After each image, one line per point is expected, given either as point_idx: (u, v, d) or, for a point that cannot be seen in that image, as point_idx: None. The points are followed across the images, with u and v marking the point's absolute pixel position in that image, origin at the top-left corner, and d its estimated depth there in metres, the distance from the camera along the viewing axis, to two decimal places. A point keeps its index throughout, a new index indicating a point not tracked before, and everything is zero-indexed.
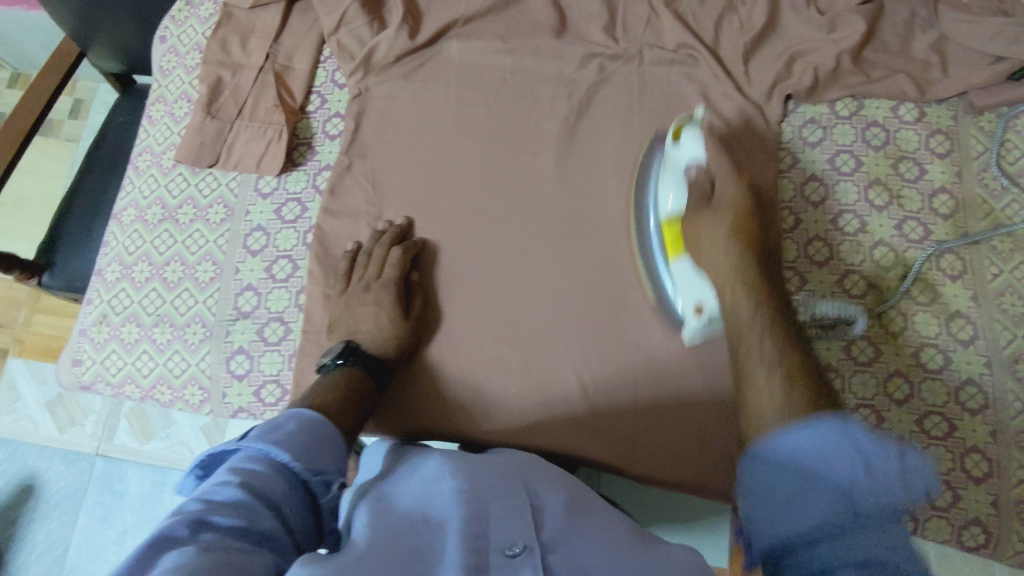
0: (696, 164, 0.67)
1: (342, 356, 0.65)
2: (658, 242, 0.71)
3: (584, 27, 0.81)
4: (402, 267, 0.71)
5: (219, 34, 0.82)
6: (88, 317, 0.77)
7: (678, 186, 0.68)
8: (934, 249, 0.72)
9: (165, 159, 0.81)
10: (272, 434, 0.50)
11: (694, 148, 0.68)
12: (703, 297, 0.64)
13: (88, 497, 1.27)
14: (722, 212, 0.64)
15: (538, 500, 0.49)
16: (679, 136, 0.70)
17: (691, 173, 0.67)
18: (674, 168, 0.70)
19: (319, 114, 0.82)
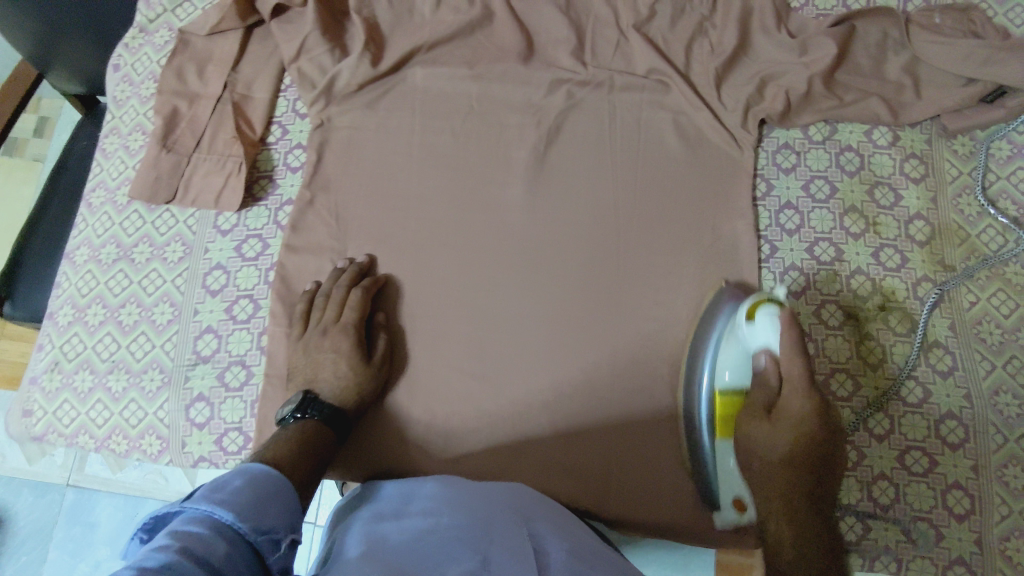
0: (769, 356, 0.61)
1: (300, 409, 0.62)
2: (705, 410, 0.66)
3: (551, 52, 0.79)
4: (362, 309, 0.69)
5: (174, 64, 0.79)
6: (39, 364, 0.73)
7: (740, 366, 0.65)
8: (939, 291, 0.70)
9: (120, 195, 0.78)
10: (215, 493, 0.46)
11: (769, 344, 0.61)
12: (741, 494, 0.64)
13: (58, 530, 1.23)
14: (782, 430, 0.59)
15: (541, 545, 0.48)
16: (754, 315, 0.63)
17: (759, 363, 0.62)
18: (743, 347, 0.64)
19: (280, 145, 0.79)
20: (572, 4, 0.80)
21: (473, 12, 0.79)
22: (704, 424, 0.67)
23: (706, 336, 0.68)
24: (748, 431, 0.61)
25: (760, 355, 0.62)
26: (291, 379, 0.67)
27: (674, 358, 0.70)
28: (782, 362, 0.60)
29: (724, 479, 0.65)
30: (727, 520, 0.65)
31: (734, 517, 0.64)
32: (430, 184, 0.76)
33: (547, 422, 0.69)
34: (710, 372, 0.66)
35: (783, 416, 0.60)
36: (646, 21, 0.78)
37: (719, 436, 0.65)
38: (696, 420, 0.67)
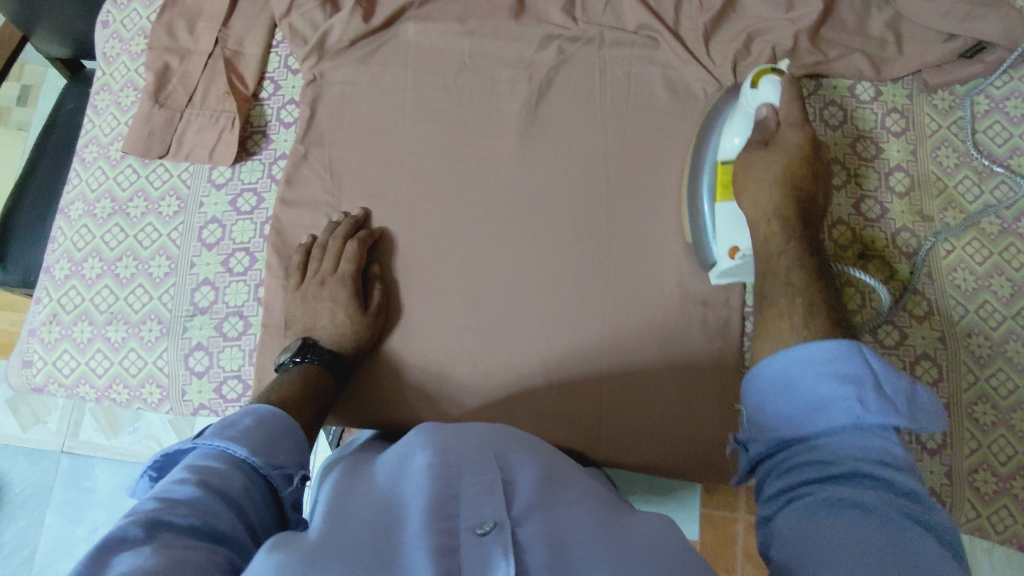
0: (771, 107, 0.65)
1: (299, 354, 0.64)
2: (708, 182, 0.70)
3: (543, 8, 0.80)
4: (359, 260, 0.70)
5: (164, 19, 0.79)
6: (37, 316, 0.74)
7: (744, 127, 0.67)
8: (933, 241, 0.72)
9: (113, 150, 0.78)
10: (227, 432, 0.47)
11: (769, 100, 0.65)
12: (739, 241, 0.65)
13: (56, 494, 1.25)
14: (777, 153, 0.64)
15: (510, 473, 0.46)
16: (757, 79, 0.67)
17: (760, 114, 0.66)
18: (743, 111, 0.68)
19: (273, 101, 0.79)
20: None
21: None
22: (705, 196, 0.70)
23: (709, 134, 0.72)
24: (743, 163, 0.65)
25: (760, 110, 0.66)
26: (290, 326, 0.69)
27: (662, 307, 0.72)
28: (784, 119, 0.65)
29: (721, 236, 0.67)
30: (725, 272, 0.67)
31: (731, 263, 0.66)
32: (424, 138, 0.77)
33: (539, 369, 0.71)
34: (713, 149, 0.70)
35: (779, 142, 0.65)
36: None
37: (719, 199, 0.68)
38: (698, 193, 0.71)
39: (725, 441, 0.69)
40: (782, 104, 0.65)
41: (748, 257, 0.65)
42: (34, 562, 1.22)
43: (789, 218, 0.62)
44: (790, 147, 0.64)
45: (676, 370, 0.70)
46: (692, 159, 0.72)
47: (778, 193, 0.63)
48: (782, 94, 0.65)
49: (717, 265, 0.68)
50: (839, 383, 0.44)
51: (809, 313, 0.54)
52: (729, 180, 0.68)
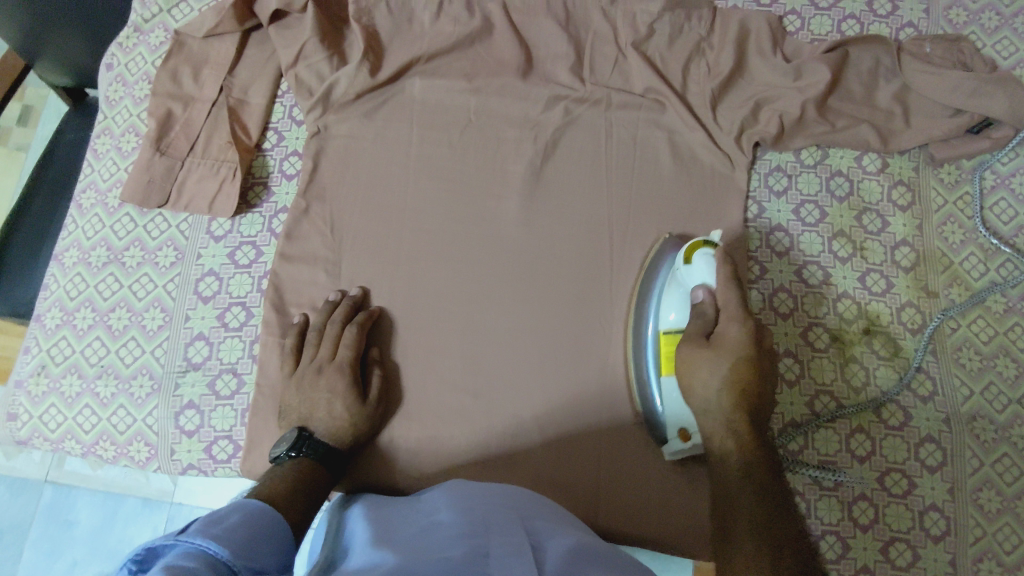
0: (707, 290, 0.63)
1: (295, 448, 0.62)
2: (652, 352, 0.68)
3: (551, 67, 0.80)
4: (357, 346, 0.68)
5: (169, 66, 0.78)
6: (25, 367, 0.72)
7: (682, 304, 0.66)
8: (941, 318, 0.72)
9: (111, 197, 0.77)
10: (213, 526, 0.47)
11: (706, 281, 0.63)
12: (687, 425, 0.65)
13: (34, 530, 1.25)
14: (721, 353, 0.59)
15: (537, 541, 0.48)
16: (692, 257, 0.66)
17: (697, 297, 0.63)
18: (682, 288, 0.67)
19: (276, 152, 0.79)
20: (571, 18, 0.80)
21: (473, 23, 0.79)
22: (649, 368, 0.68)
23: (650, 300, 0.70)
24: (684, 351, 0.61)
25: (696, 293, 0.64)
26: (284, 417, 0.66)
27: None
28: (719, 293, 0.62)
29: (669, 408, 0.66)
30: (675, 451, 0.66)
31: (681, 445, 0.66)
32: (426, 197, 0.76)
33: (536, 432, 0.70)
34: (655, 321, 0.68)
35: (720, 339, 0.60)
36: (645, 39, 0.79)
37: (664, 375, 0.66)
38: (644, 363, 0.69)
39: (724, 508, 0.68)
40: (717, 287, 0.63)
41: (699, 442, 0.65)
42: None
43: (743, 435, 0.57)
44: (735, 349, 0.59)
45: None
46: (632, 332, 0.70)
47: (723, 392, 0.58)
48: (716, 273, 0.63)
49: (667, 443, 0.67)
50: None
51: (756, 496, 0.53)
52: (671, 357, 0.65)
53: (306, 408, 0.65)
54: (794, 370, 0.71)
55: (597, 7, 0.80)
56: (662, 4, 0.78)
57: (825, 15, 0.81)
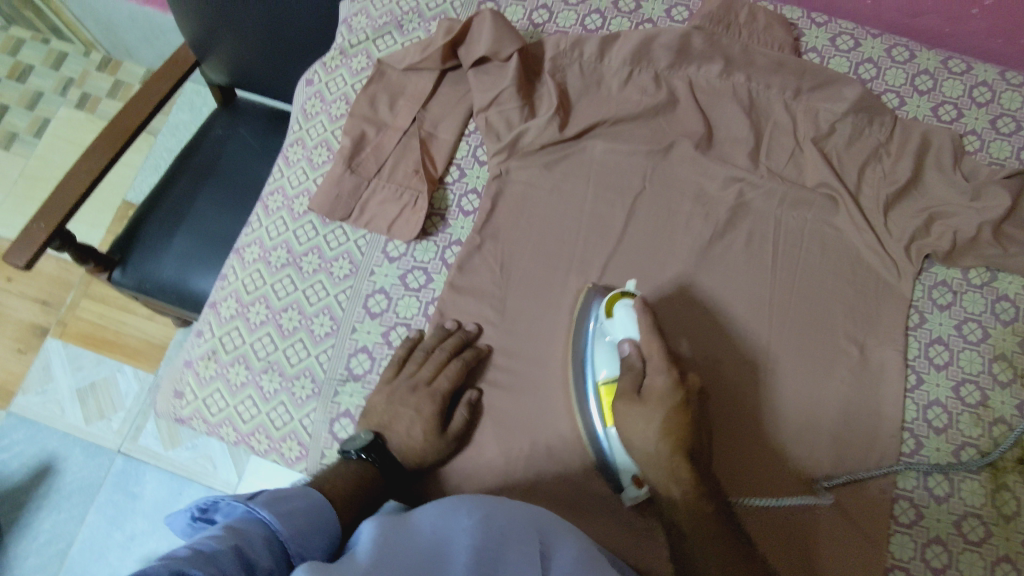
0: (632, 343, 0.66)
1: (367, 449, 0.65)
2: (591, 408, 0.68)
3: (729, 148, 0.82)
4: (457, 380, 0.70)
5: (369, 91, 0.83)
6: (196, 349, 0.76)
7: (612, 360, 0.68)
8: None
9: (298, 204, 0.81)
10: (275, 506, 0.52)
11: (630, 334, 0.67)
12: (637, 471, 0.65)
13: (102, 494, 1.47)
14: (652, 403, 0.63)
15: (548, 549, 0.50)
16: (612, 310, 0.69)
17: (624, 350, 0.66)
18: (607, 341, 0.69)
19: (456, 187, 0.82)
20: (754, 106, 0.83)
21: (660, 96, 0.83)
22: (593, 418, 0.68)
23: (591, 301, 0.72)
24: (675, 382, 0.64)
25: (623, 346, 0.67)
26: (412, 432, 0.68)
27: (812, 458, 0.71)
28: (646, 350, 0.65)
29: (620, 459, 0.66)
30: (634, 496, 0.67)
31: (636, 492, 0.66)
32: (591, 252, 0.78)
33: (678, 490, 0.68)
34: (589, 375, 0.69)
35: (650, 392, 0.63)
36: (824, 137, 0.82)
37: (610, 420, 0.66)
38: (586, 420, 0.68)
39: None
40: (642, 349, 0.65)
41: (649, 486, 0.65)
42: (67, 554, 1.43)
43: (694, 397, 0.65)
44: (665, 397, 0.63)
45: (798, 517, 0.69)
46: (573, 391, 0.70)
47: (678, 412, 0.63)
48: (638, 321, 0.66)
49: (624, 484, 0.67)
50: None
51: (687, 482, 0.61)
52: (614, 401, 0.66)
53: (388, 415, 0.68)
54: (944, 487, 0.70)
55: (781, 98, 0.83)
56: (847, 106, 0.81)
57: (1006, 140, 0.82)
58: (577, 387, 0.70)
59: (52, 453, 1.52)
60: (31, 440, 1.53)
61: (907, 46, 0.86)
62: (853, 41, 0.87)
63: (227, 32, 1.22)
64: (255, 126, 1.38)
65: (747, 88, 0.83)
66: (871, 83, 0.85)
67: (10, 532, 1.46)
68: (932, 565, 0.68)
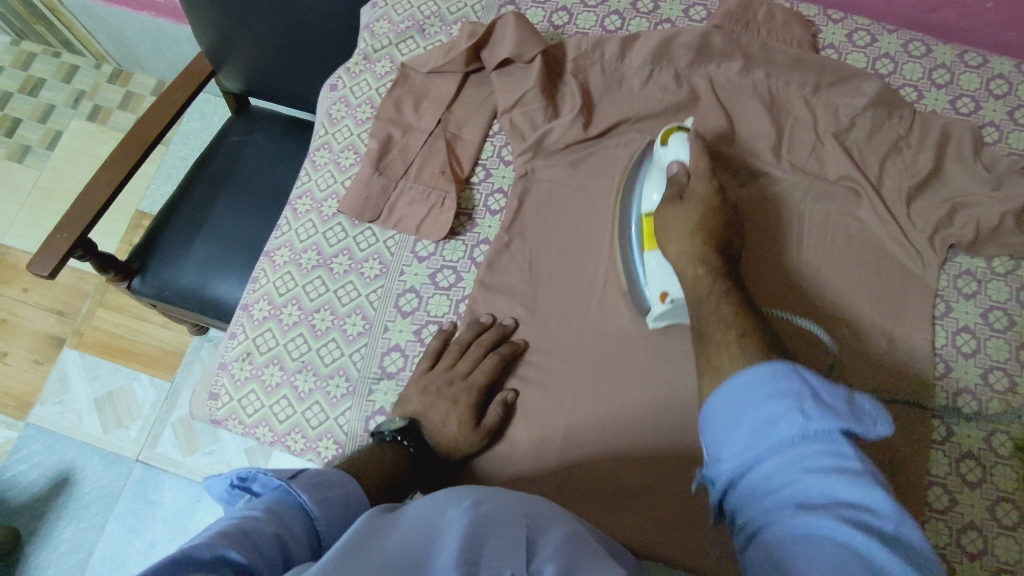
0: (680, 164, 0.73)
1: (404, 434, 0.67)
2: (636, 231, 0.77)
3: (752, 144, 0.83)
4: (493, 375, 0.71)
5: (394, 95, 0.84)
6: (230, 351, 0.77)
7: (660, 182, 0.75)
8: None
9: (327, 207, 0.82)
10: (315, 490, 0.52)
11: (679, 157, 0.73)
12: (669, 286, 0.70)
13: (121, 503, 1.48)
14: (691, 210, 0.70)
15: (534, 535, 0.41)
16: (668, 138, 0.75)
17: (672, 169, 0.73)
18: (659, 166, 0.76)
19: (483, 187, 0.83)
20: (774, 101, 0.84)
21: (681, 94, 0.84)
22: (634, 244, 0.76)
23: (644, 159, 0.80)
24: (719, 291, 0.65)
25: (672, 166, 0.74)
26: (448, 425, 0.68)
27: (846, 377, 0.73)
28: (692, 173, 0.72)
29: (652, 281, 0.73)
30: (659, 315, 0.72)
31: (661, 307, 0.71)
32: None
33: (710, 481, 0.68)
34: (639, 204, 0.77)
35: (691, 194, 0.71)
36: (845, 131, 0.83)
37: (647, 248, 0.74)
38: (628, 241, 0.77)
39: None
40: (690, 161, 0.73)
41: (677, 301, 0.69)
42: (87, 563, 1.43)
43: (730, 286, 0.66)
44: (703, 199, 0.70)
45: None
46: (618, 221, 0.78)
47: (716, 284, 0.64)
48: (688, 148, 0.73)
49: (652, 310, 0.72)
50: (778, 400, 0.48)
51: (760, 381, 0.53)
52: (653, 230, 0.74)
53: (422, 405, 0.69)
54: (977, 473, 0.71)
55: (800, 94, 0.84)
56: (867, 101, 0.82)
57: None
58: (623, 212, 0.79)
59: (71, 463, 1.52)
60: (49, 450, 1.53)
61: (924, 41, 0.88)
62: (869, 36, 0.88)
63: (243, 40, 1.23)
64: (271, 133, 1.39)
65: (767, 85, 0.84)
66: (889, 77, 0.86)
67: (30, 542, 1.46)
68: (967, 550, 0.68)
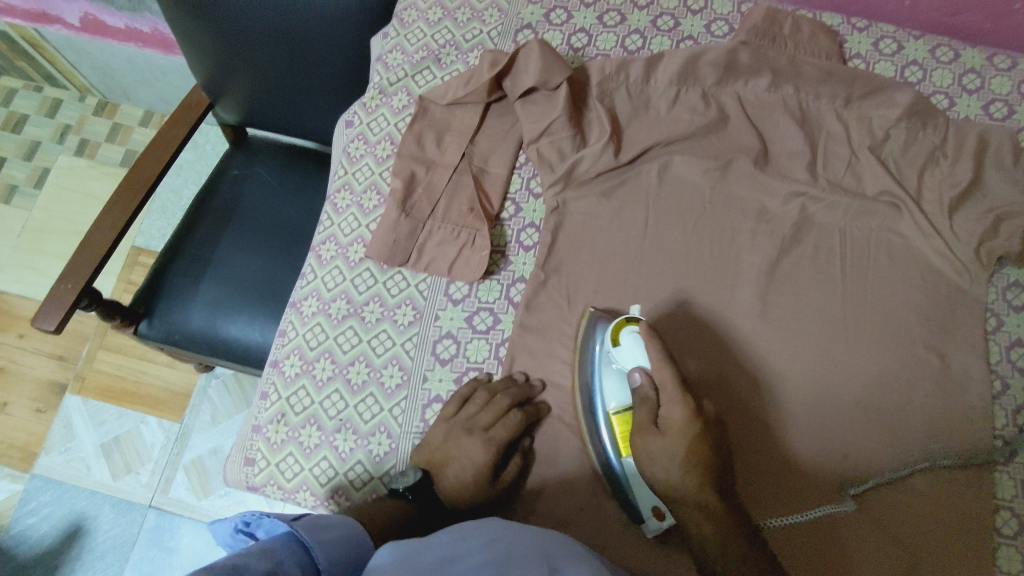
0: (641, 375, 0.64)
1: (414, 489, 0.65)
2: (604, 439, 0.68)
3: (786, 163, 0.81)
4: (515, 432, 0.67)
5: (415, 130, 0.81)
6: (263, 412, 0.74)
7: (619, 399, 0.67)
8: None
9: (352, 252, 0.79)
10: (315, 530, 0.52)
11: (640, 363, 0.65)
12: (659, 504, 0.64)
13: (137, 551, 1.43)
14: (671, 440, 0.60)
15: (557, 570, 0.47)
16: (618, 340, 0.67)
17: (634, 384, 0.64)
18: (614, 381, 0.68)
19: (514, 222, 0.80)
20: (806, 117, 0.82)
21: (710, 114, 0.81)
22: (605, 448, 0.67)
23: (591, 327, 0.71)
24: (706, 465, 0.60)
25: (633, 377, 0.65)
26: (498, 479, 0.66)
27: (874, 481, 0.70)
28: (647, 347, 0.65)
29: (639, 492, 0.64)
30: (655, 527, 0.64)
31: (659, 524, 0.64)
32: (658, 279, 0.77)
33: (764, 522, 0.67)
34: (599, 404, 0.68)
35: (668, 425, 0.61)
36: (880, 144, 0.81)
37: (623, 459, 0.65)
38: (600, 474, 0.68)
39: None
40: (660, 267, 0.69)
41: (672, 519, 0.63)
42: None
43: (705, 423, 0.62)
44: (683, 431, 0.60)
45: (896, 539, 0.67)
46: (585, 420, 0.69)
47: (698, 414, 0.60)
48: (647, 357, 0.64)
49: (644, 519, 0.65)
50: None
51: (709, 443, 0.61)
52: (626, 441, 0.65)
53: (442, 453, 0.67)
54: None
55: (831, 108, 0.82)
56: (901, 112, 0.80)
57: None
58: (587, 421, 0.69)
59: (81, 513, 1.47)
60: (57, 501, 1.48)
61: (951, 45, 0.86)
62: (896, 44, 0.86)
63: (239, 72, 1.19)
64: (272, 164, 1.35)
65: (796, 100, 0.82)
66: (919, 85, 0.84)
67: None
68: None
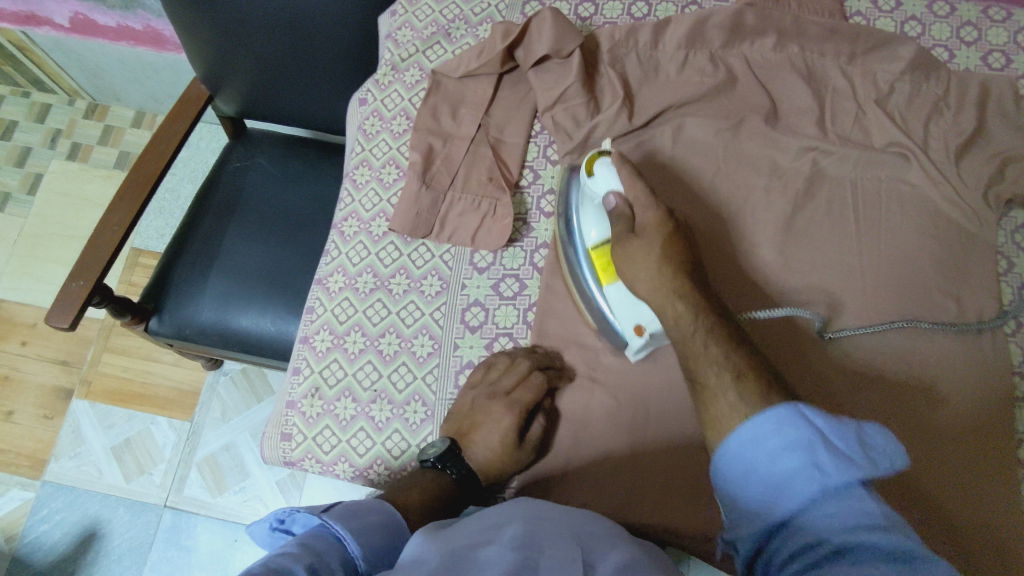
0: (617, 196, 0.67)
1: (443, 458, 0.66)
2: (585, 269, 0.71)
3: (795, 120, 0.83)
4: (540, 392, 0.68)
5: (430, 104, 0.81)
6: (297, 388, 0.74)
7: (600, 221, 0.70)
8: None
9: (375, 226, 0.79)
10: (352, 520, 0.53)
11: (613, 186, 0.68)
12: (642, 319, 0.67)
13: (154, 552, 1.42)
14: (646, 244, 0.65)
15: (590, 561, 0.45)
16: (593, 169, 0.70)
17: (610, 204, 0.67)
18: (593, 203, 0.71)
19: (533, 190, 0.80)
20: (812, 74, 0.84)
21: (720, 75, 0.83)
22: (588, 282, 0.71)
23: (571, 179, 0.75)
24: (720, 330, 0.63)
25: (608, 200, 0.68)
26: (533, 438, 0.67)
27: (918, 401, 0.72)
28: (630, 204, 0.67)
29: (621, 316, 0.68)
30: (637, 348, 0.68)
31: (640, 341, 0.67)
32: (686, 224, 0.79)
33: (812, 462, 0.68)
34: (581, 241, 0.71)
35: (643, 224, 0.66)
36: (885, 97, 0.83)
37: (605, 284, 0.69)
38: (582, 282, 0.71)
39: (991, 521, 0.67)
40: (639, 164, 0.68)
41: (655, 332, 0.66)
42: None
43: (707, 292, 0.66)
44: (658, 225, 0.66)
45: (940, 455, 0.69)
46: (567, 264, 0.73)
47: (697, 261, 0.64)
48: (620, 177, 0.68)
49: (628, 343, 0.69)
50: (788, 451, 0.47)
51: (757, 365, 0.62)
52: (607, 263, 0.68)
53: (479, 419, 0.68)
54: None
55: (836, 65, 0.84)
56: (905, 65, 0.82)
57: None
58: (566, 257, 0.73)
59: (95, 517, 1.46)
60: (70, 506, 1.47)
61: None
62: (895, 0, 0.88)
63: (238, 64, 1.19)
64: (274, 155, 1.35)
65: (802, 58, 0.84)
66: (920, 40, 0.86)
67: None
68: None
